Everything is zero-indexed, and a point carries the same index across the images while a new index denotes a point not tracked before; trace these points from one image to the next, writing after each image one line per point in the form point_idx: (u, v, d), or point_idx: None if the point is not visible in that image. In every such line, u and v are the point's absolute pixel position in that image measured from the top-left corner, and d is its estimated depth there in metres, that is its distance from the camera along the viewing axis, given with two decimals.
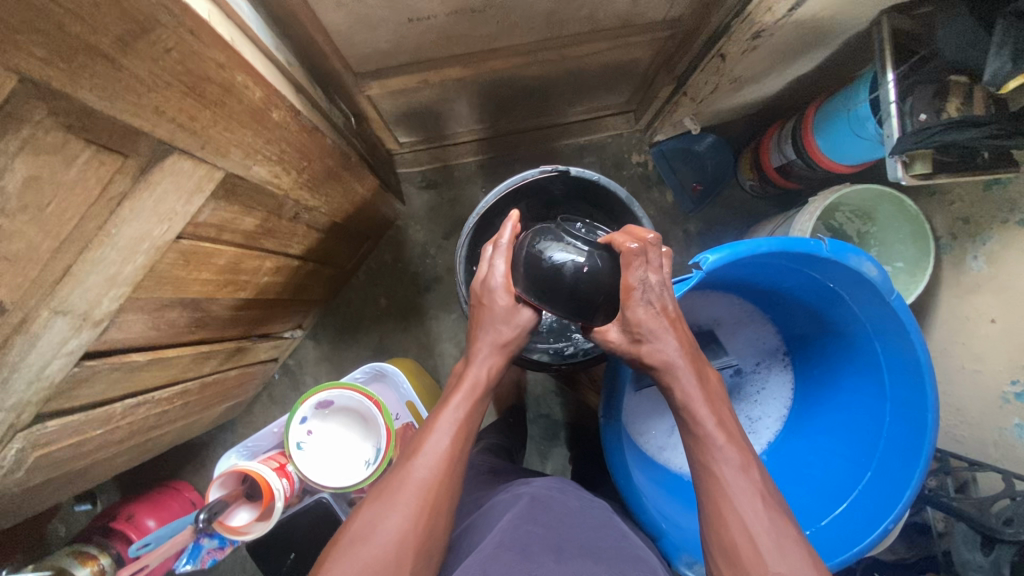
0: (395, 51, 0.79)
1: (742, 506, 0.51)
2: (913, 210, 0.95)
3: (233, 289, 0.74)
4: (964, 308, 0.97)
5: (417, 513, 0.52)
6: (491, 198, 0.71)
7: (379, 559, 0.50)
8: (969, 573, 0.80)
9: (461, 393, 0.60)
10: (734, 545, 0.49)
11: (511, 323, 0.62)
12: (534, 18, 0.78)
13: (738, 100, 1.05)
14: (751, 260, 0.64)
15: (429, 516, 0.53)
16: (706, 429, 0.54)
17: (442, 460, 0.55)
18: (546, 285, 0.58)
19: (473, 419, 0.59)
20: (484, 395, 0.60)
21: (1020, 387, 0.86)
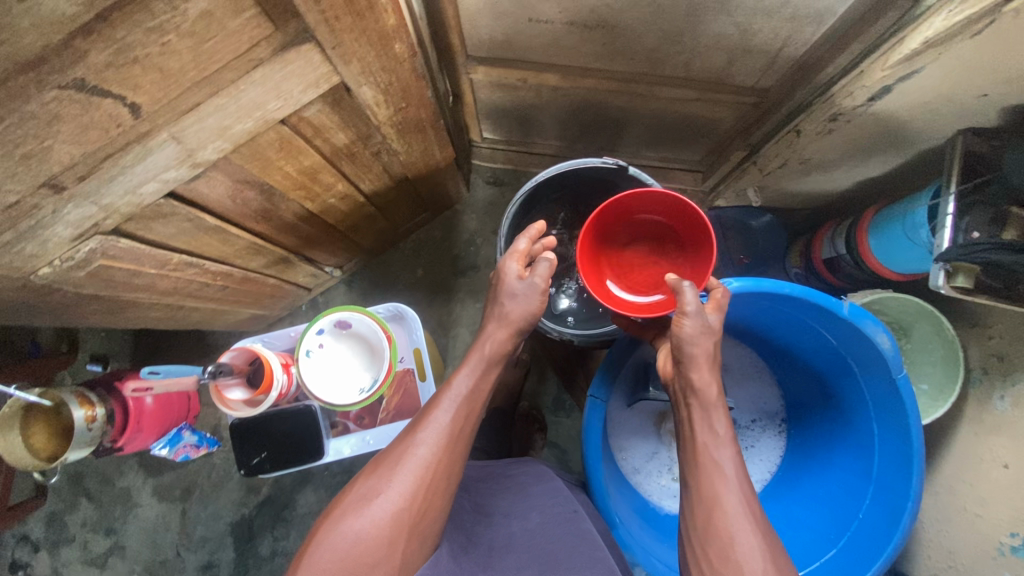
0: (508, 45, 0.89)
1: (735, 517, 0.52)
2: (949, 334, 0.95)
3: (304, 196, 0.82)
4: (980, 447, 0.94)
5: (413, 490, 0.60)
6: (552, 171, 0.77)
7: (373, 534, 0.57)
8: None
9: (466, 367, 0.67)
10: None
11: (516, 303, 0.69)
12: (636, 50, 0.87)
13: (804, 186, 1.09)
14: (773, 303, 0.68)
15: (425, 492, 0.60)
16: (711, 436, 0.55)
17: (445, 433, 0.63)
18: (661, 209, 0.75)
19: (476, 391, 0.66)
20: (486, 367, 0.67)
21: (1018, 541, 0.83)
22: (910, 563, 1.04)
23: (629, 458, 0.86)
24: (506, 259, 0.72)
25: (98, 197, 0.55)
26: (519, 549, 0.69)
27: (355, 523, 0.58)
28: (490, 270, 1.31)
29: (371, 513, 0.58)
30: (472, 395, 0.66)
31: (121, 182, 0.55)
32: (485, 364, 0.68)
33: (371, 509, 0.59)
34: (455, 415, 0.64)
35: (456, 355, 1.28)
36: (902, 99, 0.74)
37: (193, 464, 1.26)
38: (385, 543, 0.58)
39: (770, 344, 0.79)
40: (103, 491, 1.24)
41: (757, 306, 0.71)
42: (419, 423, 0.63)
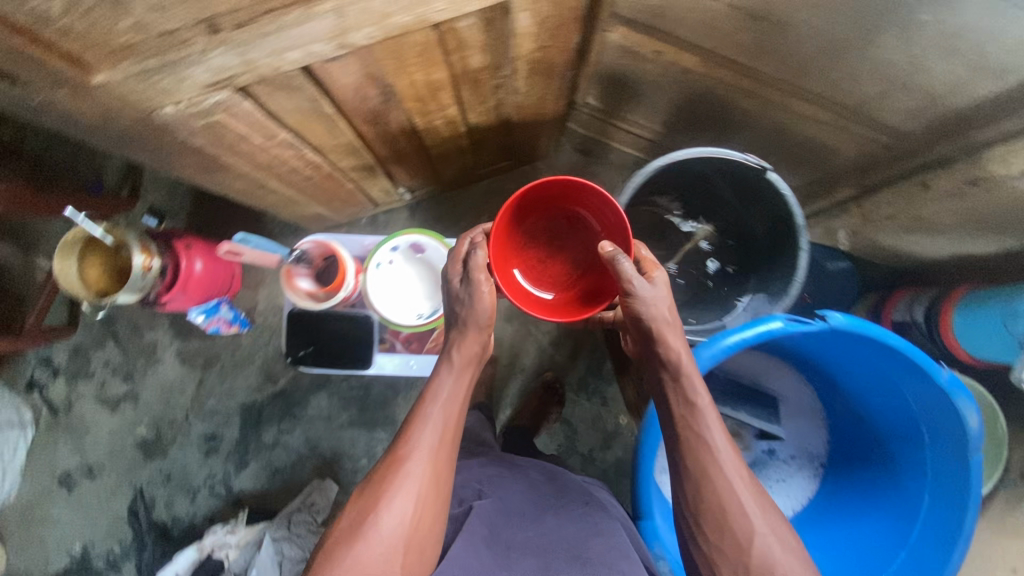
0: (660, 13, 0.84)
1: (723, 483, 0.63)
2: (1001, 432, 0.93)
3: (418, 109, 0.80)
4: (992, 549, 0.93)
5: (410, 507, 0.65)
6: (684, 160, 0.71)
7: (378, 558, 0.63)
8: None
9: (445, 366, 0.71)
10: (718, 511, 0.63)
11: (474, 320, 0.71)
12: (791, 55, 0.82)
13: (902, 244, 1.05)
14: (869, 355, 0.70)
15: (422, 507, 0.65)
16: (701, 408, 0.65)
17: (430, 447, 0.67)
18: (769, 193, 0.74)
19: (453, 393, 0.70)
20: (462, 369, 0.71)
21: None
22: None
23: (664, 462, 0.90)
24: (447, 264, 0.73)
25: (245, 50, 0.53)
26: (533, 550, 0.72)
27: (357, 551, 0.63)
28: None
29: (373, 537, 0.63)
30: (450, 397, 0.70)
31: (272, 41, 0.53)
32: (461, 362, 0.71)
33: (373, 534, 0.63)
34: (436, 421, 0.68)
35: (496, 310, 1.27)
36: None
37: (219, 339, 1.28)
38: (390, 562, 0.63)
39: (838, 390, 0.84)
40: (130, 339, 1.27)
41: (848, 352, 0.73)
42: (402, 440, 0.68)
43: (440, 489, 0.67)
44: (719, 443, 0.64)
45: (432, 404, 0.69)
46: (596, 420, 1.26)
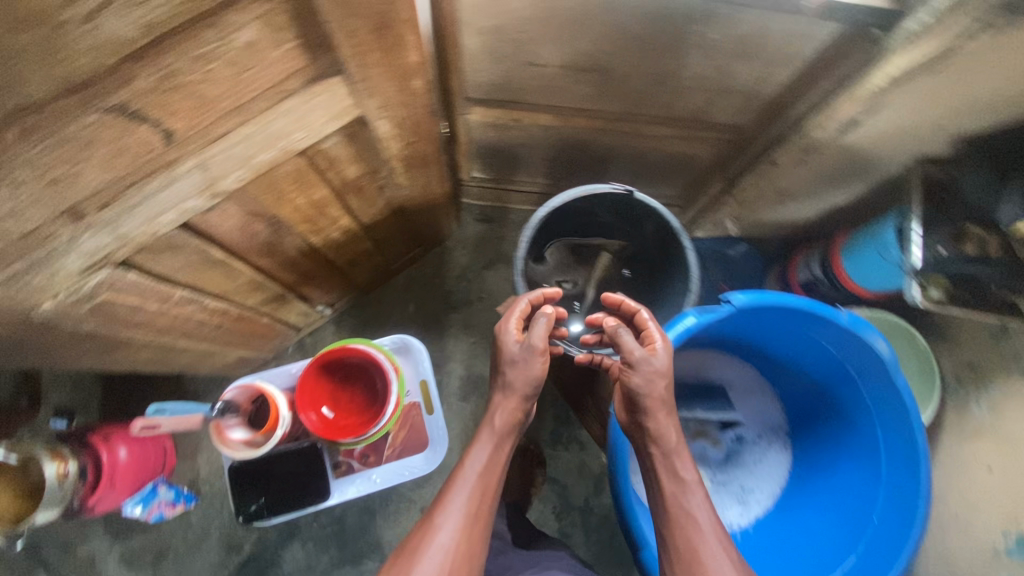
0: (506, 86, 0.94)
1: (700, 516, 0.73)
2: (922, 345, 1.05)
3: (310, 229, 0.82)
4: (964, 454, 1.01)
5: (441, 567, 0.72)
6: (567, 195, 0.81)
7: None
8: None
9: (489, 434, 0.82)
10: (689, 538, 0.72)
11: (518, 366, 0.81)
12: (626, 92, 0.93)
13: (776, 218, 1.17)
14: (774, 312, 0.79)
15: (465, 543, 0.74)
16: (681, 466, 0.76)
17: (462, 508, 0.76)
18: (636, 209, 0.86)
19: (499, 449, 0.82)
20: (499, 441, 0.81)
21: (1012, 539, 0.90)
22: None
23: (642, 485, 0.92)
24: (503, 326, 0.83)
25: (116, 225, 0.54)
26: None
27: None
28: (481, 305, 1.30)
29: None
30: (488, 470, 0.80)
31: (142, 209, 0.54)
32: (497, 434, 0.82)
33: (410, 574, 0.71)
34: (473, 494, 0.77)
35: (451, 392, 1.25)
36: (866, 132, 0.83)
37: (164, 526, 1.15)
38: None
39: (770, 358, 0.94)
40: (63, 561, 1.12)
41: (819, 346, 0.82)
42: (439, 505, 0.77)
43: (469, 542, 0.74)
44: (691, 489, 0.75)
45: (466, 480, 0.78)
46: (581, 467, 1.24)
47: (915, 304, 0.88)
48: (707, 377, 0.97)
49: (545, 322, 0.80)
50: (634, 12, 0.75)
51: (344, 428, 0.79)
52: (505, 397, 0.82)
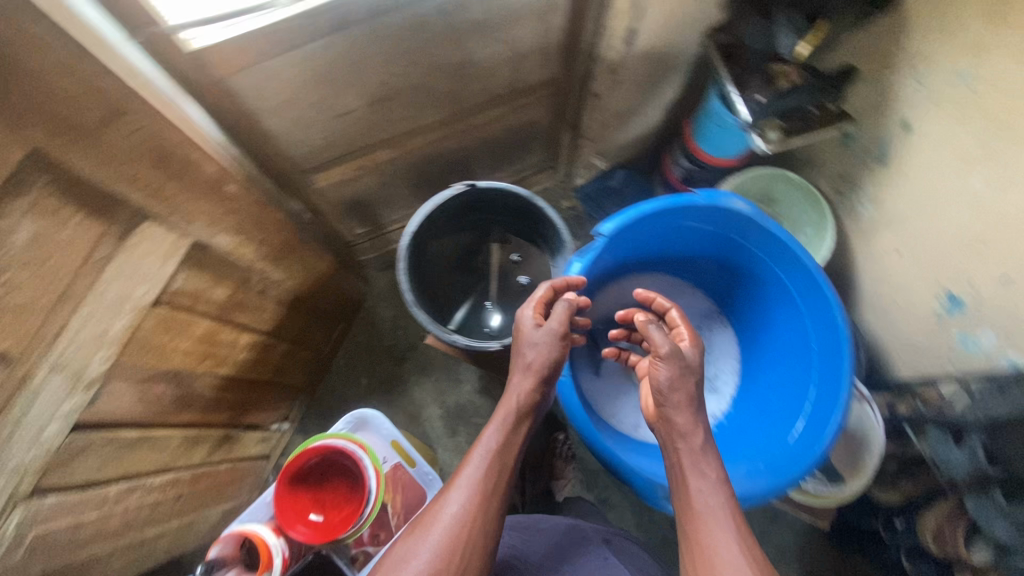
0: (331, 145, 0.95)
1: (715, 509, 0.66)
2: (798, 180, 1.15)
3: (211, 364, 0.81)
4: (876, 249, 1.08)
5: (446, 551, 0.66)
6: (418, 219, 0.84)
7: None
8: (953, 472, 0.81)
9: (499, 417, 0.76)
10: (705, 535, 0.64)
11: (539, 346, 0.78)
12: (438, 97, 0.97)
13: (631, 135, 1.24)
14: (646, 221, 0.83)
15: (473, 527, 0.68)
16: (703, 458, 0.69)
17: (474, 487, 0.70)
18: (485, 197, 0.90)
19: (515, 433, 0.75)
20: (514, 420, 0.75)
21: (944, 299, 0.98)
22: (885, 369, 1.16)
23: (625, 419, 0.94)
24: (524, 309, 0.81)
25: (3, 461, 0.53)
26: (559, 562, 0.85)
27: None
28: (425, 343, 1.30)
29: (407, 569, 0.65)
30: (506, 452, 0.74)
31: (20, 434, 0.53)
32: (510, 415, 0.76)
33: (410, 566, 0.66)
34: (488, 470, 0.71)
35: (439, 435, 1.26)
36: (648, 33, 0.90)
37: None
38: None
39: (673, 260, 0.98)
40: None
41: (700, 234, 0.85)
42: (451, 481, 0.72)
43: (478, 532, 0.68)
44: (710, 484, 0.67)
45: (483, 460, 0.72)
46: None
47: (766, 151, 0.94)
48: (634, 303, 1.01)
49: (566, 307, 0.78)
50: (397, 31, 0.78)
51: (337, 523, 0.79)
52: (523, 374, 0.78)
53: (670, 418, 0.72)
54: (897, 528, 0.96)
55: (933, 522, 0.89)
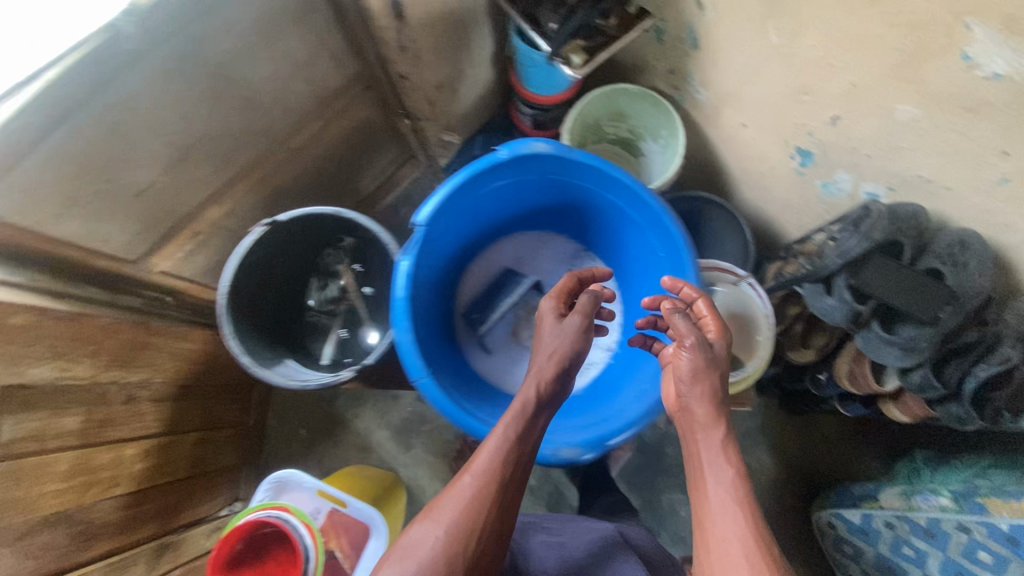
0: (150, 225, 0.90)
1: (722, 508, 0.63)
2: (634, 88, 1.14)
3: (100, 489, 0.77)
4: (725, 129, 1.08)
5: (455, 535, 0.61)
6: (225, 281, 0.84)
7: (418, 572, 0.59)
8: (832, 320, 0.80)
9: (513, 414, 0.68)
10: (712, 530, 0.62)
11: (559, 340, 0.74)
12: (239, 137, 0.92)
13: (466, 100, 1.21)
14: (462, 197, 0.73)
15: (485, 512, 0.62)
16: (717, 453, 0.66)
17: (487, 476, 0.64)
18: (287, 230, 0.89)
19: (527, 433, 0.68)
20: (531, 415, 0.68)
21: (798, 157, 0.99)
22: (779, 235, 1.18)
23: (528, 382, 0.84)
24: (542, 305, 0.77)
25: None
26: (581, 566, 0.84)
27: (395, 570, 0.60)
28: None
29: (420, 552, 0.60)
30: (527, 438, 0.68)
31: None
32: (530, 408, 0.69)
33: (416, 555, 0.60)
34: (500, 456, 0.65)
35: (395, 454, 1.25)
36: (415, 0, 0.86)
37: None
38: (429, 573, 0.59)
39: (516, 221, 0.86)
40: None
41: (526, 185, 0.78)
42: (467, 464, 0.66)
43: (492, 516, 0.63)
44: (726, 478, 0.64)
45: (497, 448, 0.66)
46: None
47: (579, 76, 0.94)
48: (490, 275, 0.87)
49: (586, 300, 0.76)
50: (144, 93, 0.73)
51: None
52: (542, 367, 0.72)
53: (690, 407, 0.69)
54: (821, 381, 0.98)
55: (845, 367, 0.91)
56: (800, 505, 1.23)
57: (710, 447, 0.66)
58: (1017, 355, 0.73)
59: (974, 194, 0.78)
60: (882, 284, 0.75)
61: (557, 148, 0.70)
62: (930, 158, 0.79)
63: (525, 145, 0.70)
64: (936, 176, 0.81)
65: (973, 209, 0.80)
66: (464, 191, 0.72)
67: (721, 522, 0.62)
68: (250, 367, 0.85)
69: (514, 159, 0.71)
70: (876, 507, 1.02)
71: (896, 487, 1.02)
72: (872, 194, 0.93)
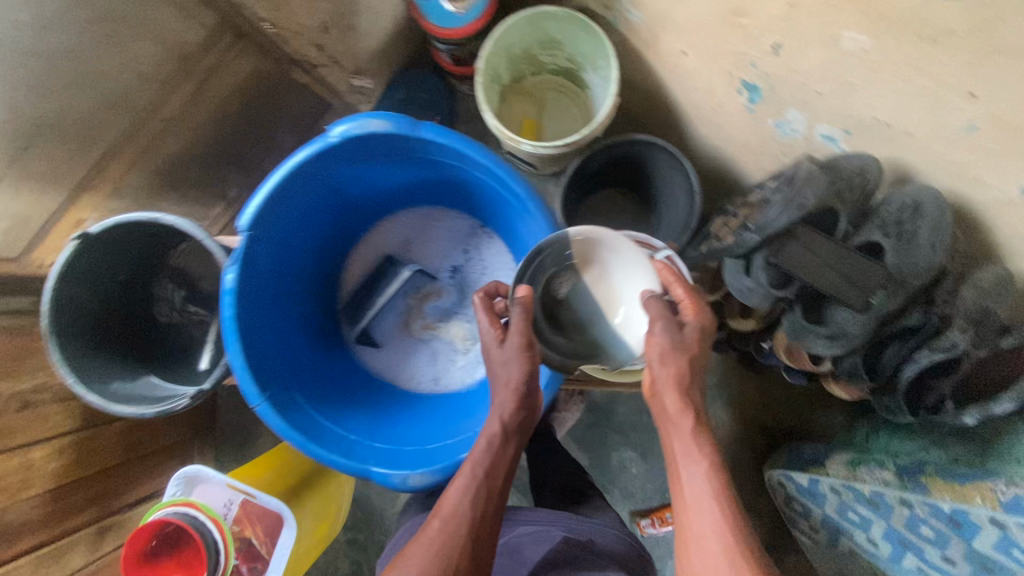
0: (21, 221, 0.83)
1: (698, 509, 0.61)
2: (559, 12, 0.95)
3: (7, 496, 0.78)
4: (666, 58, 0.91)
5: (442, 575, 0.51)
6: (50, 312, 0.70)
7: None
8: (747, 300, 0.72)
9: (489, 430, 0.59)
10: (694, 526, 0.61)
11: (511, 365, 0.60)
12: (92, 114, 0.81)
13: (372, 37, 1.06)
14: (301, 186, 0.62)
15: (471, 540, 0.53)
16: (686, 444, 0.64)
17: (471, 495, 0.55)
18: (109, 242, 0.76)
19: (504, 462, 0.59)
20: (507, 439, 0.59)
21: (745, 91, 0.82)
22: (738, 178, 1.03)
23: (421, 377, 0.76)
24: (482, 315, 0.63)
25: None
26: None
27: None
28: None
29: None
30: (506, 453, 0.59)
31: None
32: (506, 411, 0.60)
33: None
34: (470, 481, 0.56)
35: None
36: None
37: None
38: None
39: (395, 196, 0.76)
40: None
41: (384, 164, 0.67)
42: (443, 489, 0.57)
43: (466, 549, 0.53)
44: (694, 461, 0.63)
45: (475, 477, 0.57)
46: None
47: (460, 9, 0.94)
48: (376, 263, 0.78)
49: (516, 321, 0.61)
50: None
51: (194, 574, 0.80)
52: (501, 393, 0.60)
53: (661, 397, 0.66)
54: (765, 348, 0.89)
55: (784, 341, 0.82)
56: (756, 459, 1.18)
57: (676, 433, 0.65)
58: (967, 342, 0.66)
59: (939, 144, 0.63)
60: (804, 264, 0.64)
61: (396, 125, 0.58)
62: (885, 99, 0.63)
63: (357, 123, 0.58)
64: (896, 120, 0.65)
65: (936, 159, 0.65)
66: (299, 180, 0.61)
67: (700, 516, 0.61)
68: (103, 408, 0.71)
69: (350, 140, 0.59)
70: (821, 473, 0.96)
71: (845, 456, 0.96)
72: (829, 138, 0.76)
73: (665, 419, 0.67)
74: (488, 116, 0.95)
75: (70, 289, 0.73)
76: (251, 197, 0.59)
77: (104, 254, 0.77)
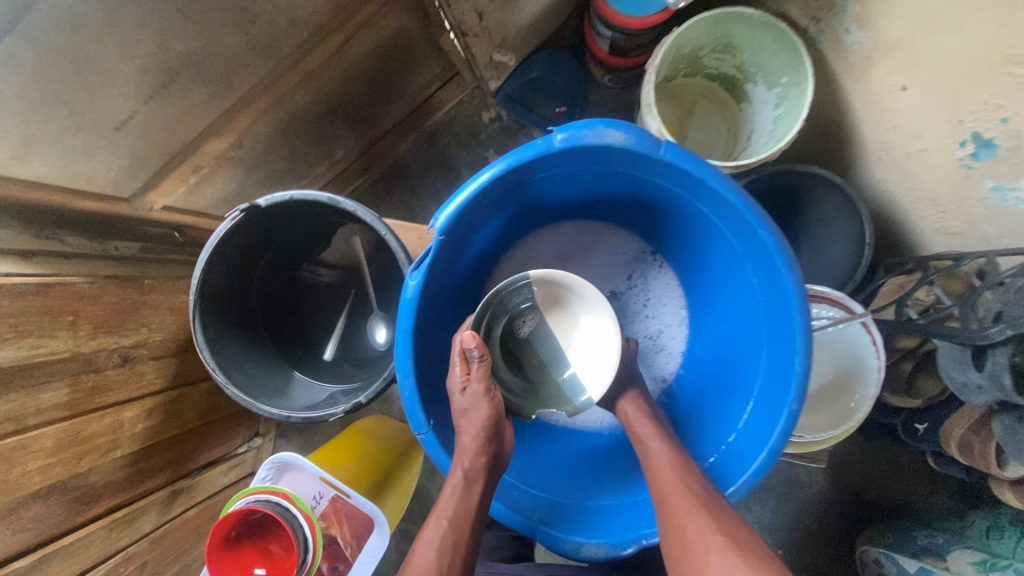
0: (141, 161, 0.75)
1: (692, 520, 0.55)
2: (757, 16, 0.83)
3: (96, 456, 0.72)
4: (871, 89, 0.81)
5: None
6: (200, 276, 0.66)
7: None
8: (971, 396, 0.64)
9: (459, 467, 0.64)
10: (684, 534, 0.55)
11: (470, 413, 0.65)
12: (240, 57, 0.72)
13: (528, 10, 0.95)
14: (506, 187, 0.60)
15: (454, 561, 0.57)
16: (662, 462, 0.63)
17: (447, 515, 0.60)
18: (270, 216, 0.72)
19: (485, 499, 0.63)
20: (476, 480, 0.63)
21: (971, 146, 0.71)
22: None
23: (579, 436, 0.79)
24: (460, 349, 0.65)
25: None
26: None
27: None
28: None
29: None
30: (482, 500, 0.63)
31: None
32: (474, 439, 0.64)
33: None
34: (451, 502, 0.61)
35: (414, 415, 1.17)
36: None
37: None
38: None
39: (576, 205, 0.74)
40: None
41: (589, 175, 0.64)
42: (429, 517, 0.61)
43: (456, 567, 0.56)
44: (670, 473, 0.61)
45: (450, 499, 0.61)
46: None
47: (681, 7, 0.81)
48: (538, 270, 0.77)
49: (480, 366, 0.66)
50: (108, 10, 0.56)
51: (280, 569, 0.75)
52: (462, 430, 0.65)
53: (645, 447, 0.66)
54: (917, 430, 0.81)
55: (958, 433, 0.73)
56: (845, 530, 1.10)
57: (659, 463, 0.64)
58: None
59: None
60: None
61: (639, 141, 0.54)
62: None
63: (593, 133, 0.54)
64: None
65: None
66: (501, 182, 0.59)
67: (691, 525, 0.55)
68: (241, 399, 0.67)
69: (573, 147, 0.55)
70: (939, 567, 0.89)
71: (972, 555, 0.89)
72: None
73: (645, 454, 0.66)
74: (654, 121, 0.83)
75: (222, 262, 0.70)
76: (452, 194, 0.58)
77: (260, 227, 0.73)
